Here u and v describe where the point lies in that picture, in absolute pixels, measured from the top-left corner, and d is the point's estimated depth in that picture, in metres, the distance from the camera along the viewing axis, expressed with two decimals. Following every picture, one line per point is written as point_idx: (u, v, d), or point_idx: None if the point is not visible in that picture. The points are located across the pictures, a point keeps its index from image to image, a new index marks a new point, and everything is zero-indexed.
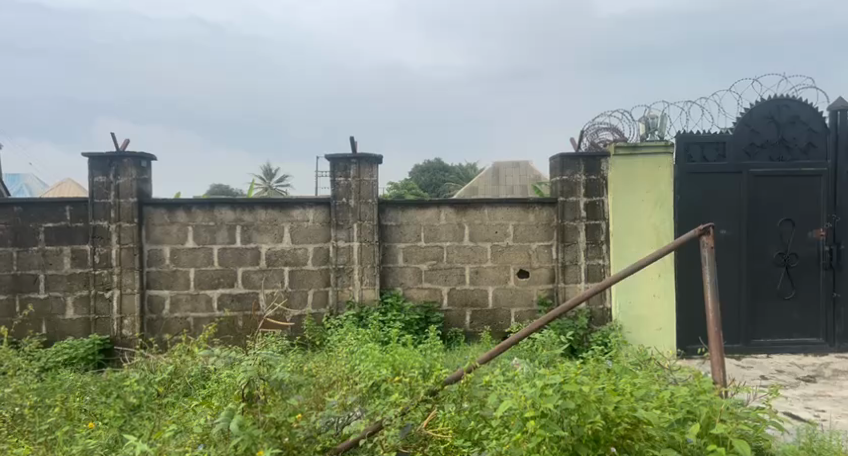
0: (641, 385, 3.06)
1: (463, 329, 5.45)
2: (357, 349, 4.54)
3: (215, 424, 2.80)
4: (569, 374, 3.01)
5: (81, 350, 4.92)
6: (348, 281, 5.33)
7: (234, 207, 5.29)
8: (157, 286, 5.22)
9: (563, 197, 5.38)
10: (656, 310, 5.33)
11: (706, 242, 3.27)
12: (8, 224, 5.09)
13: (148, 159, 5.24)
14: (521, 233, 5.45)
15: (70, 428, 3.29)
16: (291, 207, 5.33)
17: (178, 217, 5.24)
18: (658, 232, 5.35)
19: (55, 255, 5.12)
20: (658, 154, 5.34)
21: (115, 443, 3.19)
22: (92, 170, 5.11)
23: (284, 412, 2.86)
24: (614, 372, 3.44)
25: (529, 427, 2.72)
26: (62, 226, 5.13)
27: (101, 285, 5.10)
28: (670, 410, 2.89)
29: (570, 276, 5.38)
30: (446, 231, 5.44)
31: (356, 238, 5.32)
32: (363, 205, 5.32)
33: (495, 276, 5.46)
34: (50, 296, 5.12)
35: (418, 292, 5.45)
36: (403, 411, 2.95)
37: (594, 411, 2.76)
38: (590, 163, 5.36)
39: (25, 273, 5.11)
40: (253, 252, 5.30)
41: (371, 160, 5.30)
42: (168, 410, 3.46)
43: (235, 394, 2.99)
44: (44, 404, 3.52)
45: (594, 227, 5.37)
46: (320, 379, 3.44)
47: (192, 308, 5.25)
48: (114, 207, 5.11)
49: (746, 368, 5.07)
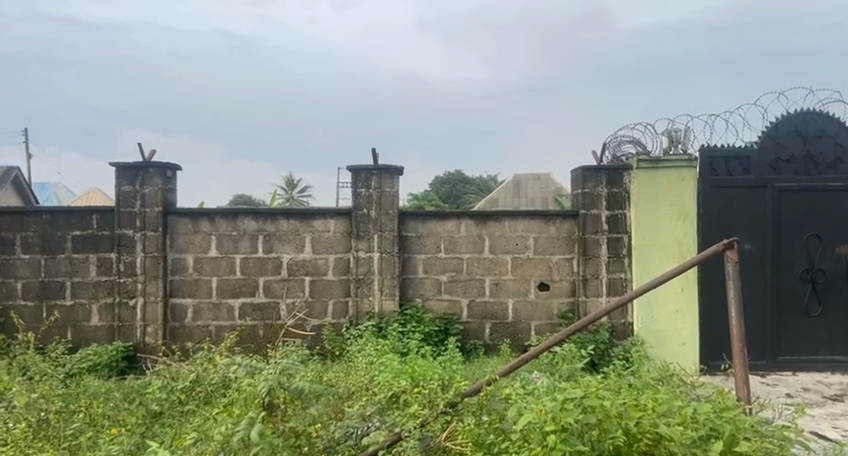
0: (664, 400, 3.01)
1: (483, 341, 5.43)
2: (376, 359, 4.55)
3: (236, 432, 2.80)
4: (589, 388, 3.00)
5: (105, 356, 4.98)
6: (367, 292, 5.34)
7: (256, 217, 5.34)
8: (180, 294, 5.28)
9: (584, 210, 5.36)
10: (678, 325, 5.26)
11: (730, 257, 3.23)
12: (36, 232, 5.18)
13: (173, 169, 5.31)
14: (542, 246, 5.44)
15: (94, 435, 3.33)
16: (312, 218, 5.37)
17: (201, 227, 5.29)
18: (681, 246, 5.30)
19: (81, 263, 5.20)
20: (681, 168, 5.30)
21: (137, 450, 3.22)
22: (119, 179, 5.19)
23: (304, 422, 2.92)
24: (636, 387, 3.40)
25: (549, 441, 2.70)
26: (88, 234, 5.20)
27: (125, 293, 5.17)
28: (693, 426, 2.84)
29: (591, 290, 5.34)
30: (467, 243, 5.44)
31: (376, 249, 5.33)
32: (384, 216, 5.34)
33: (515, 288, 5.44)
34: (76, 303, 5.19)
35: (438, 304, 5.44)
36: (422, 423, 2.95)
37: (615, 426, 2.76)
38: (613, 176, 5.34)
39: (52, 281, 5.19)
40: (274, 262, 5.34)
41: (392, 172, 5.33)
42: (189, 418, 3.48)
43: (256, 403, 3.01)
44: (68, 409, 3.56)
45: (616, 240, 5.34)
46: (339, 390, 3.51)
47: (214, 317, 5.29)
48: (140, 216, 5.18)
49: (771, 386, 4.99)
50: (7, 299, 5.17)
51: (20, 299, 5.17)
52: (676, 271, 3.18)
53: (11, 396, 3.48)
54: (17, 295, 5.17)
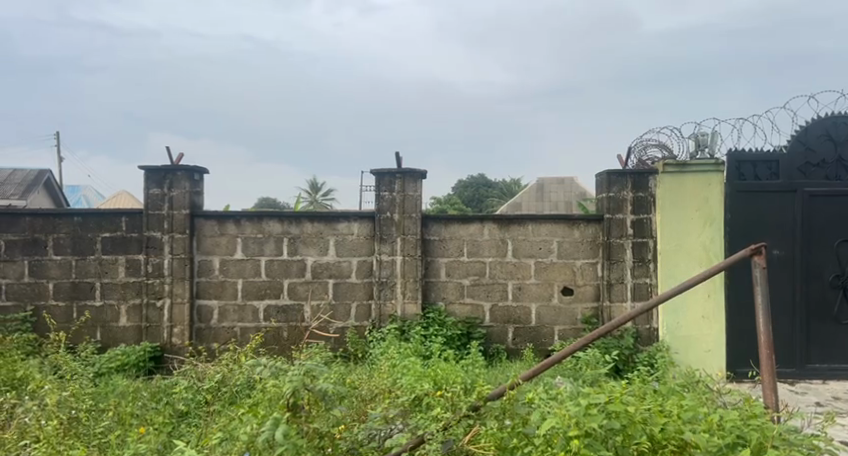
0: (689, 407, 2.98)
1: (505, 346, 5.42)
2: (399, 362, 4.56)
3: (261, 433, 2.82)
4: (614, 393, 2.99)
5: (133, 356, 5.05)
6: (390, 295, 5.35)
7: (281, 219, 5.39)
8: (206, 296, 5.34)
9: (609, 214, 5.33)
10: (704, 331, 5.21)
11: (758, 262, 3.19)
12: (67, 233, 5.27)
13: (200, 172, 5.37)
14: (566, 250, 5.41)
15: (122, 433, 3.37)
16: (336, 221, 5.41)
17: (228, 230, 5.35)
18: (707, 251, 5.24)
19: (110, 264, 5.29)
20: (708, 172, 5.24)
21: (163, 448, 3.27)
22: (147, 182, 5.27)
23: (328, 423, 2.93)
24: (661, 393, 3.37)
25: (573, 446, 2.67)
26: (118, 236, 5.29)
27: (153, 294, 5.24)
28: (719, 433, 2.82)
29: (615, 294, 5.30)
30: (489, 246, 5.43)
31: (399, 252, 5.35)
32: (407, 219, 5.35)
33: (538, 293, 5.42)
34: (105, 304, 5.28)
35: (461, 308, 5.44)
36: (445, 426, 2.95)
37: (640, 432, 2.75)
38: (638, 180, 5.30)
39: (82, 281, 5.28)
40: (299, 264, 5.39)
41: (416, 175, 5.34)
42: (214, 418, 3.51)
43: (280, 404, 3.02)
44: (98, 408, 3.62)
45: (641, 244, 5.29)
46: (362, 392, 3.55)
47: (239, 318, 5.34)
48: (168, 218, 5.26)
49: (800, 394, 4.91)
50: (38, 299, 5.26)
51: (51, 299, 5.26)
52: (703, 274, 3.14)
53: (43, 394, 3.54)
54: (48, 295, 5.26)
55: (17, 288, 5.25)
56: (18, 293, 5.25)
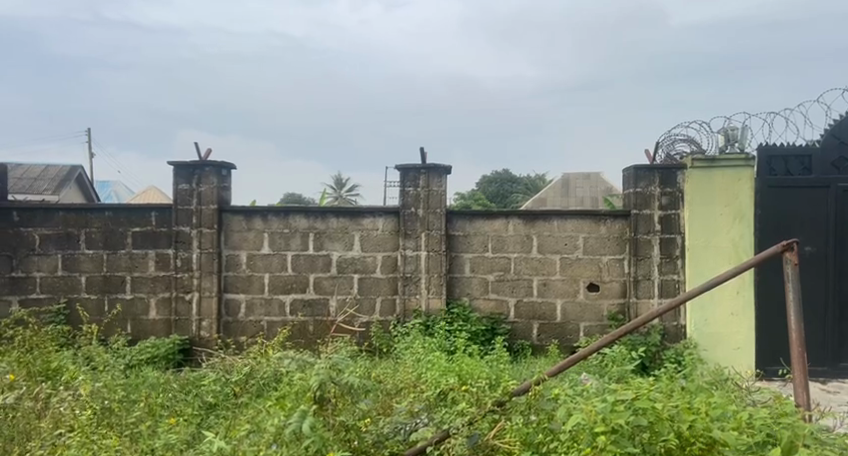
0: (717, 405, 2.96)
1: (530, 342, 5.41)
2: (423, 357, 4.57)
3: (288, 425, 2.84)
4: (642, 390, 2.97)
5: (162, 349, 5.12)
6: (415, 290, 5.36)
7: (307, 215, 5.42)
8: (234, 289, 5.40)
9: (636, 210, 5.28)
10: (733, 329, 5.15)
11: (790, 259, 3.13)
12: (99, 228, 5.36)
13: (228, 167, 5.43)
14: (592, 246, 5.38)
15: (153, 423, 3.41)
16: (361, 216, 5.43)
17: (255, 225, 5.41)
18: (737, 248, 5.17)
19: (140, 258, 5.37)
20: (737, 167, 5.17)
21: (193, 439, 3.32)
22: (176, 178, 5.33)
23: (354, 416, 2.95)
24: (689, 390, 3.34)
25: (599, 442, 2.64)
26: (148, 231, 5.36)
27: (182, 288, 5.32)
28: (748, 432, 2.79)
29: (643, 291, 5.27)
30: (514, 242, 5.42)
31: (424, 248, 5.35)
32: (432, 215, 5.36)
33: (563, 289, 5.39)
34: (136, 297, 5.36)
35: (485, 303, 5.44)
36: (470, 420, 2.95)
37: (668, 428, 2.72)
38: (666, 175, 5.26)
39: (113, 275, 5.37)
40: (324, 259, 5.42)
41: (440, 171, 5.33)
42: (242, 410, 3.55)
43: (306, 396, 3.05)
44: (129, 399, 3.69)
45: (669, 241, 5.25)
46: (387, 386, 3.58)
47: (266, 312, 5.40)
48: (196, 214, 5.32)
49: (832, 393, 4.83)
50: (71, 292, 5.36)
51: (84, 292, 5.35)
52: (729, 274, 3.08)
53: (77, 385, 3.61)
54: (80, 288, 5.35)
55: (50, 281, 5.35)
56: (52, 286, 5.35)
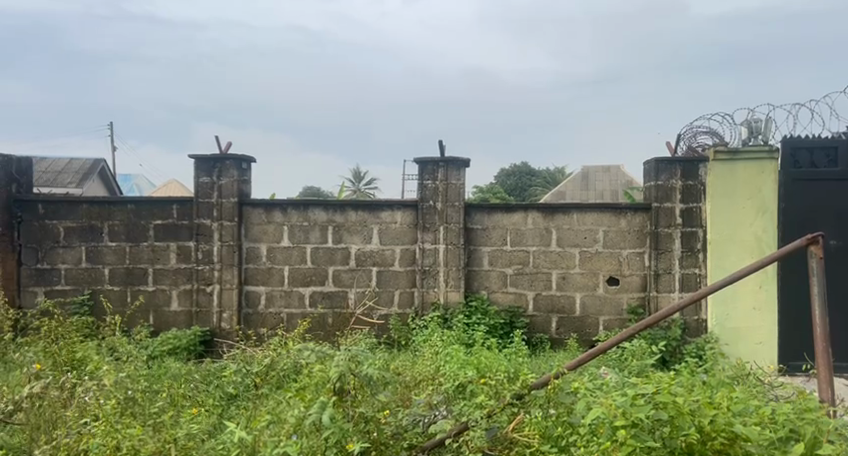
0: (739, 400, 2.94)
1: (549, 335, 5.40)
2: (441, 350, 4.58)
3: (308, 416, 2.86)
4: (663, 384, 2.94)
5: (183, 340, 5.17)
6: (433, 283, 5.37)
7: (326, 208, 5.44)
8: (254, 282, 5.44)
9: (657, 203, 5.23)
10: (755, 323, 5.10)
11: (814, 252, 3.08)
12: (121, 221, 5.42)
13: (248, 161, 5.46)
14: (611, 240, 5.34)
15: (176, 413, 3.46)
16: (380, 209, 5.44)
17: (275, 218, 5.44)
18: (760, 242, 5.12)
19: (162, 250, 5.42)
20: (760, 160, 5.12)
21: (214, 429, 3.40)
22: (197, 171, 5.37)
23: (372, 408, 2.95)
24: (709, 385, 3.33)
25: (619, 435, 2.63)
26: (169, 224, 5.41)
27: (203, 280, 5.37)
28: (771, 427, 2.77)
29: (663, 285, 5.23)
30: (533, 236, 5.40)
31: (442, 241, 5.35)
32: (450, 208, 5.35)
33: (583, 282, 5.37)
34: (157, 289, 5.42)
35: (503, 297, 5.43)
36: (489, 413, 2.96)
37: (689, 423, 2.68)
38: (688, 168, 5.20)
39: (136, 267, 5.43)
40: (343, 252, 5.44)
41: (459, 164, 5.31)
42: (263, 401, 3.58)
43: (326, 388, 3.06)
44: (152, 389, 3.74)
45: (691, 234, 5.20)
46: (405, 378, 3.60)
47: (285, 304, 5.44)
48: (217, 207, 5.36)
49: None
50: (95, 284, 5.43)
51: (107, 284, 5.42)
52: (745, 271, 3.01)
53: (101, 374, 3.66)
54: (104, 280, 5.42)
55: (74, 273, 5.42)
56: (76, 278, 5.42)
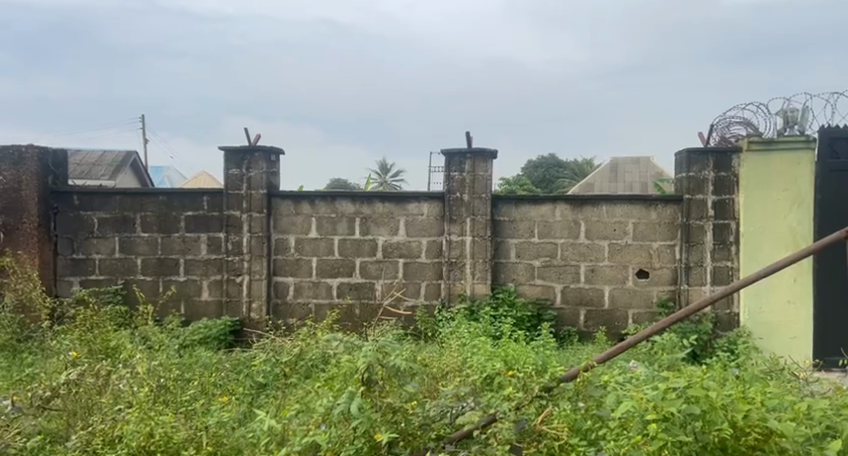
0: (773, 395, 2.90)
1: (577, 328, 5.35)
2: (468, 342, 4.56)
3: (336, 406, 2.89)
4: (694, 378, 2.89)
5: (214, 330, 5.22)
6: (460, 275, 5.36)
7: (353, 200, 5.45)
8: (283, 273, 5.49)
9: (689, 194, 5.15)
10: (790, 317, 5.01)
11: None
12: (153, 212, 5.49)
13: (277, 153, 5.49)
14: (641, 232, 5.27)
15: (207, 401, 3.50)
16: (407, 201, 5.43)
17: (303, 209, 5.46)
18: (795, 235, 5.03)
19: (193, 241, 5.48)
20: (796, 150, 5.01)
21: (244, 418, 3.44)
22: (227, 163, 5.41)
23: (401, 399, 2.93)
24: (742, 379, 3.27)
25: (650, 429, 2.60)
26: (200, 215, 5.47)
27: (233, 270, 5.42)
28: (807, 423, 2.72)
29: (694, 278, 5.16)
30: (561, 228, 5.35)
31: (469, 233, 5.33)
32: (477, 200, 5.32)
33: (612, 275, 5.31)
34: (189, 279, 5.49)
35: (531, 289, 5.40)
36: (517, 406, 2.86)
37: (721, 417, 2.62)
38: (720, 159, 5.11)
39: (167, 257, 5.49)
40: (370, 244, 5.45)
41: (486, 155, 5.28)
42: (291, 390, 3.61)
43: (354, 378, 3.09)
44: (184, 378, 3.79)
45: (723, 226, 5.12)
46: (433, 369, 3.60)
47: (314, 295, 5.47)
48: (246, 198, 5.40)
49: None
50: (128, 274, 5.51)
51: (139, 274, 5.50)
52: (753, 278, 2.85)
53: (134, 363, 3.71)
54: (136, 270, 5.50)
55: (108, 263, 5.51)
56: (110, 268, 5.51)
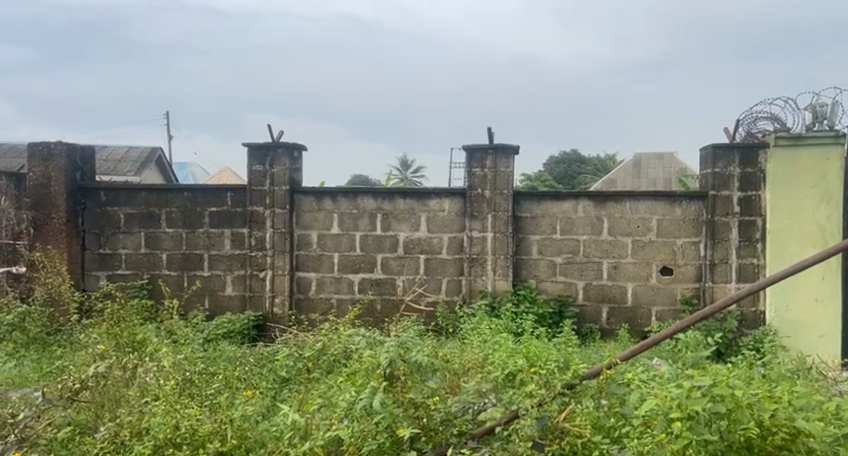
0: (800, 394, 2.85)
1: (599, 325, 5.32)
2: (490, 338, 4.55)
3: (360, 401, 2.93)
4: (719, 377, 2.85)
5: (238, 324, 5.26)
6: (481, 271, 5.35)
7: (375, 196, 5.46)
8: (305, 268, 5.52)
9: (714, 190, 5.09)
10: (817, 316, 4.93)
11: None
12: (178, 208, 5.55)
13: (299, 149, 5.51)
14: (665, 228, 5.22)
15: (231, 395, 3.52)
16: (428, 197, 5.43)
17: (325, 205, 5.49)
18: (823, 233, 4.95)
19: (217, 237, 5.53)
20: (825, 146, 4.93)
21: (267, 411, 3.47)
22: (251, 160, 5.45)
23: (423, 394, 2.94)
24: (768, 378, 3.23)
25: (674, 428, 2.58)
26: (223, 211, 5.51)
27: (256, 266, 5.46)
28: (835, 423, 2.68)
29: (719, 275, 5.10)
30: (584, 224, 5.32)
31: (490, 229, 5.32)
32: (499, 196, 5.30)
33: (635, 272, 5.27)
34: (213, 274, 5.54)
35: (552, 286, 5.38)
36: (539, 402, 2.85)
37: (747, 416, 2.58)
38: (746, 155, 5.04)
39: (192, 253, 5.55)
40: (391, 240, 5.46)
41: (508, 151, 5.26)
42: (314, 384, 3.63)
43: (376, 374, 3.11)
44: (209, 371, 3.83)
45: (748, 224, 5.06)
46: (454, 365, 3.60)
47: (335, 290, 5.50)
48: (269, 194, 5.44)
49: None
50: (153, 269, 5.58)
51: (164, 268, 5.57)
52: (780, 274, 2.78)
53: (160, 356, 3.75)
54: (162, 265, 5.57)
55: (134, 258, 5.58)
56: (136, 263, 5.58)
